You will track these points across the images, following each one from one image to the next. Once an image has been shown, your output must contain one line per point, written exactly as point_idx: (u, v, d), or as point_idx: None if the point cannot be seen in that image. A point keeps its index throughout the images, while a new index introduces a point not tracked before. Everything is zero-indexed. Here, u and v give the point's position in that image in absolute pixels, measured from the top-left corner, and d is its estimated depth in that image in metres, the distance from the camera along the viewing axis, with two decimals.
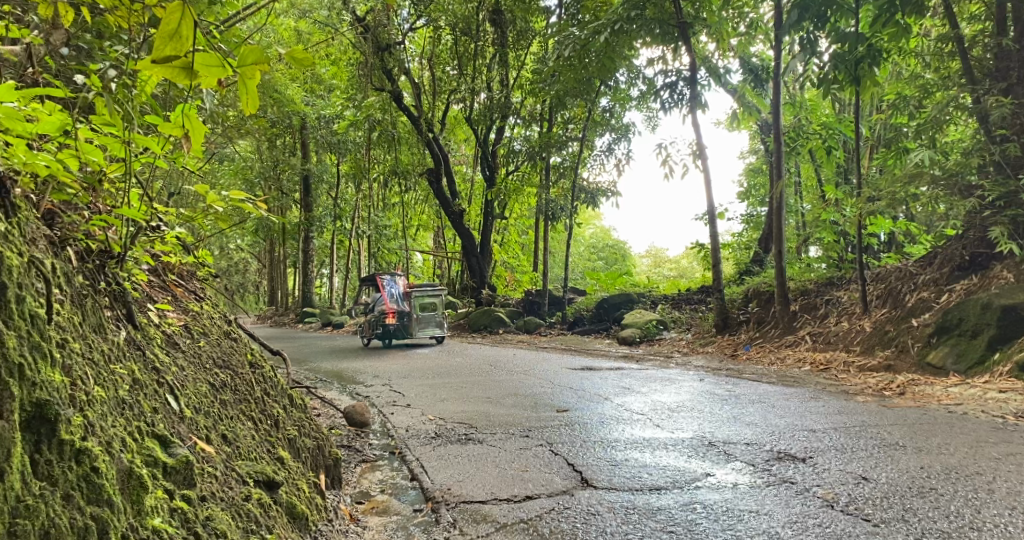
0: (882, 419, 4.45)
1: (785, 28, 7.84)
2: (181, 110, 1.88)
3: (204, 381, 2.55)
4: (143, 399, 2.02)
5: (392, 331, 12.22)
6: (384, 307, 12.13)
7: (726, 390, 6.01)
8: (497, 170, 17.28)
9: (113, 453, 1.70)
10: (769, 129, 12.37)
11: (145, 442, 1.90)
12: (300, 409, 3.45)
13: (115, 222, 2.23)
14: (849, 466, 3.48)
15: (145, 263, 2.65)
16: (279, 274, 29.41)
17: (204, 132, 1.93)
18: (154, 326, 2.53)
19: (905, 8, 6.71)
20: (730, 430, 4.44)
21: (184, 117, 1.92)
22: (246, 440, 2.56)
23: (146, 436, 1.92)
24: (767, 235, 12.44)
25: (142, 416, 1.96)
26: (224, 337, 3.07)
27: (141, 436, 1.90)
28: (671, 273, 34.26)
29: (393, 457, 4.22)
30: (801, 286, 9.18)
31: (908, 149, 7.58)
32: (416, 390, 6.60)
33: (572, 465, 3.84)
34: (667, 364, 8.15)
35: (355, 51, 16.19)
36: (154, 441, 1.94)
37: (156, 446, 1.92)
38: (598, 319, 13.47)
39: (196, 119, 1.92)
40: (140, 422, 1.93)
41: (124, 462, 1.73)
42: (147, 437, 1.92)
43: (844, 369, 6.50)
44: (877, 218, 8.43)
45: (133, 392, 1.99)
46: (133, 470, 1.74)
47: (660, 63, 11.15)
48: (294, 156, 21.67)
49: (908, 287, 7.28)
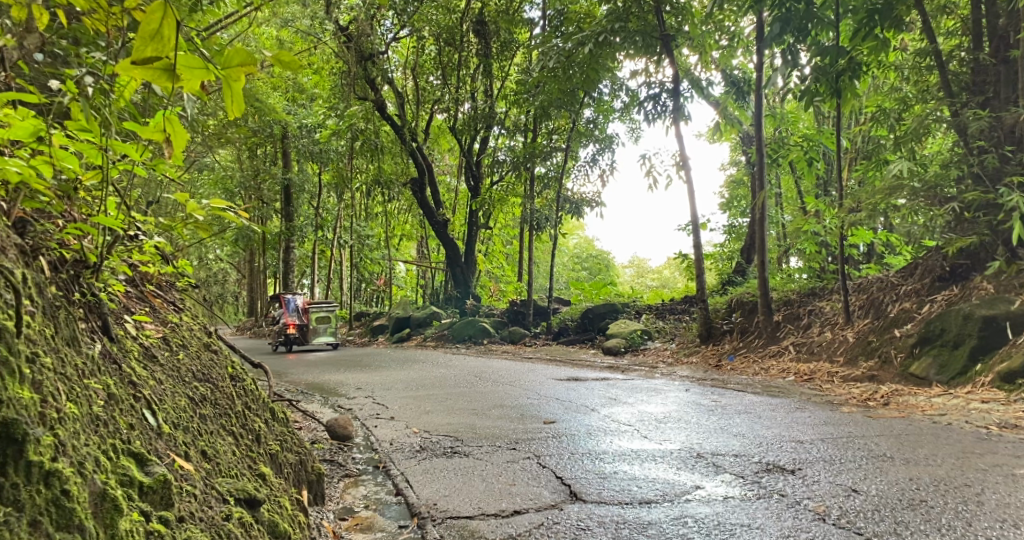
0: (868, 430, 4.45)
1: (767, 41, 7.86)
2: (164, 116, 1.81)
3: (183, 395, 2.47)
4: (119, 415, 1.94)
5: (292, 340, 14.25)
6: (285, 320, 14.18)
7: (712, 400, 5.98)
8: (481, 180, 17.26)
9: (85, 475, 1.61)
10: (750, 140, 12.48)
11: (121, 460, 1.81)
12: (281, 422, 3.38)
13: (92, 231, 2.16)
14: (839, 478, 3.46)
15: (121, 271, 2.58)
16: (259, 284, 29.10)
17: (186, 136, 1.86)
18: (132, 338, 2.45)
19: (884, 22, 6.78)
20: (718, 441, 4.41)
21: (165, 123, 1.85)
22: (227, 457, 2.48)
23: (123, 454, 1.84)
24: (749, 246, 12.52)
25: (118, 432, 1.88)
26: (204, 349, 2.97)
27: (117, 454, 1.81)
28: (654, 283, 34.49)
29: (377, 472, 4.14)
30: (784, 297, 9.23)
31: (886, 161, 7.63)
32: (399, 402, 6.52)
33: (561, 478, 3.79)
34: (652, 374, 8.14)
35: (338, 59, 16.14)
36: (130, 460, 1.85)
37: (132, 464, 1.84)
38: (583, 329, 13.46)
39: (177, 121, 1.84)
40: (116, 439, 1.85)
41: (97, 483, 1.64)
42: (123, 456, 1.83)
43: (828, 379, 6.52)
44: (858, 229, 8.52)
45: (108, 407, 1.91)
46: (106, 494, 1.65)
47: (644, 74, 11.24)
48: (275, 165, 21.52)
49: (890, 298, 7.34)
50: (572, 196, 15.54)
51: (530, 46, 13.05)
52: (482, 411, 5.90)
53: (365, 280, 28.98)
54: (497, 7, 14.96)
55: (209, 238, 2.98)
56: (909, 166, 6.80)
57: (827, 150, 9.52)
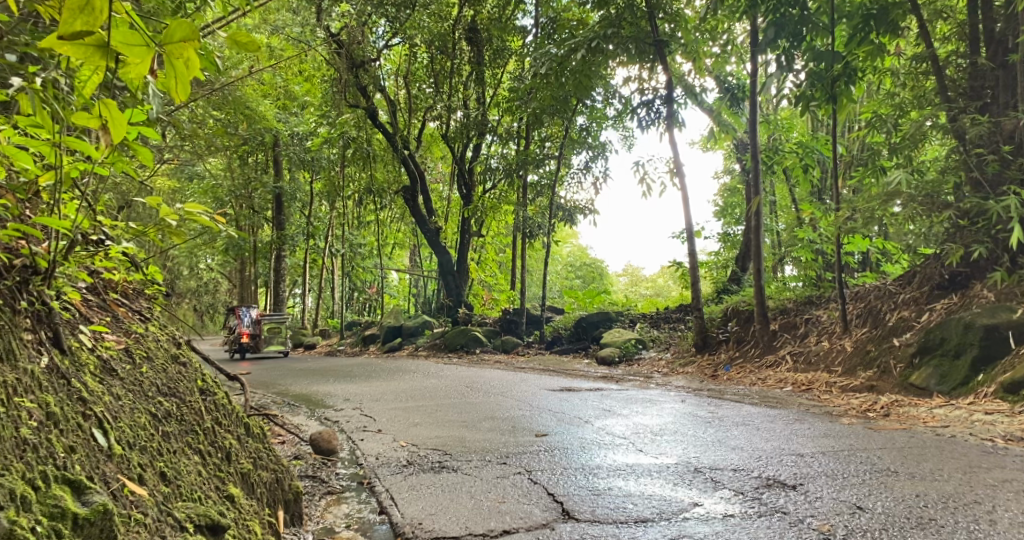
0: (870, 442, 4.29)
1: (762, 47, 7.79)
2: (100, 101, 1.77)
3: (144, 411, 2.31)
4: (56, 439, 1.78)
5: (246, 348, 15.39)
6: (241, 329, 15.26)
7: (708, 412, 5.83)
8: (473, 189, 17.07)
9: None
10: (745, 148, 12.36)
11: (52, 490, 1.65)
12: (257, 438, 3.19)
13: (35, 232, 2.00)
14: (843, 494, 3.30)
15: (80, 276, 2.43)
16: (248, 294, 28.78)
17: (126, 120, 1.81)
18: (88, 350, 2.29)
19: (880, 28, 6.78)
20: (716, 455, 4.25)
21: (105, 109, 1.79)
22: (191, 478, 2.30)
23: (56, 482, 1.68)
24: (744, 254, 12.42)
25: (50, 458, 1.72)
26: (172, 362, 2.79)
27: (46, 483, 1.65)
28: (647, 293, 34.34)
29: (361, 489, 3.96)
30: (780, 305, 9.10)
31: (884, 168, 7.50)
32: (388, 414, 6.34)
33: (553, 495, 3.62)
34: (647, 384, 7.96)
35: (329, 67, 16.03)
36: (65, 489, 1.69)
37: (67, 494, 1.68)
38: (577, 338, 13.32)
39: (115, 108, 1.80)
40: (47, 466, 1.69)
41: (3, 522, 1.45)
42: (56, 485, 1.67)
43: (827, 390, 6.37)
44: (853, 237, 8.41)
45: (41, 430, 1.75)
46: (15, 534, 1.47)
47: (637, 81, 11.15)
48: (266, 174, 21.37)
49: (888, 306, 7.21)
50: (566, 204, 15.42)
51: (523, 53, 12.95)
52: (473, 423, 5.72)
53: (356, 289, 28.70)
54: (490, 15, 14.95)
55: (182, 246, 2.87)
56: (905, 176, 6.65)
57: (823, 156, 9.42)
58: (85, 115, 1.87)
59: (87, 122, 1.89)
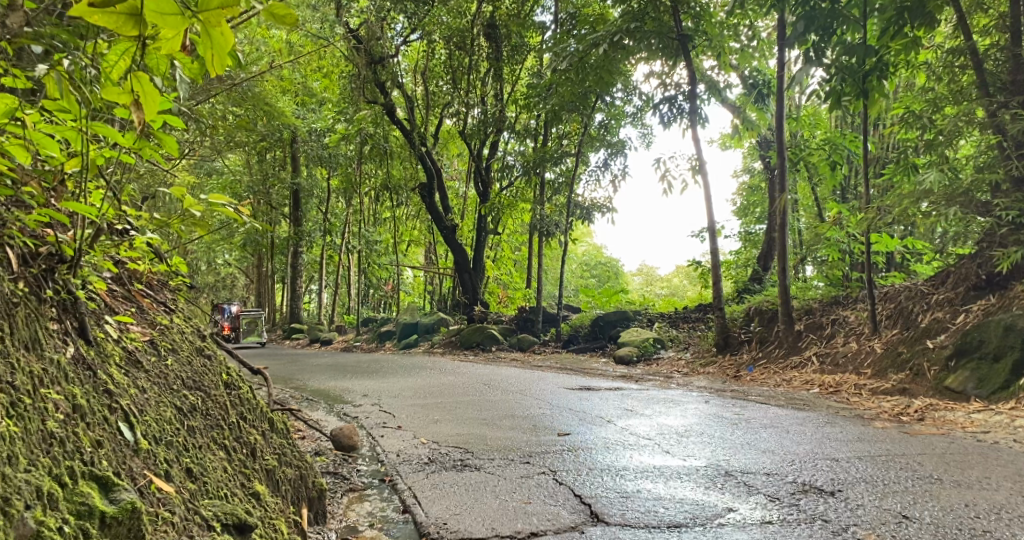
0: (909, 447, 4.15)
1: (790, 39, 7.60)
2: (133, 75, 1.74)
3: (170, 405, 2.24)
4: (83, 433, 1.71)
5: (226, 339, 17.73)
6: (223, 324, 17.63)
7: (734, 413, 5.70)
8: (490, 186, 16.90)
9: (11, 515, 1.36)
10: (767, 145, 12.13)
11: (79, 487, 1.59)
12: (280, 434, 3.12)
13: (59, 218, 1.94)
14: (886, 502, 3.18)
15: (105, 265, 2.37)
16: (265, 290, 28.92)
17: (159, 97, 1.80)
18: (113, 341, 2.22)
19: (914, 21, 6.36)
20: (747, 459, 4.12)
21: (136, 83, 1.79)
22: (217, 475, 2.23)
23: (83, 479, 1.61)
24: (766, 253, 12.24)
25: (77, 453, 1.64)
26: (196, 354, 2.71)
27: (74, 480, 1.58)
28: (663, 292, 34.00)
29: (382, 486, 3.88)
30: (805, 305, 8.92)
31: (917, 166, 7.32)
32: (407, 411, 6.27)
33: (580, 497, 3.52)
34: (668, 384, 7.84)
35: (346, 63, 15.99)
36: (92, 485, 1.62)
37: (94, 491, 1.61)
38: (594, 337, 13.24)
39: (147, 81, 1.77)
40: (73, 461, 1.62)
41: (29, 524, 1.39)
42: (83, 481, 1.60)
43: (856, 392, 6.22)
44: (882, 236, 8.21)
45: (68, 424, 1.68)
46: (41, 535, 1.40)
47: (658, 77, 11.02)
48: (283, 170, 21.45)
49: (920, 307, 7.03)
50: (583, 202, 15.28)
51: (543, 50, 12.83)
52: (493, 421, 5.62)
53: (371, 285, 28.66)
54: (508, 10, 14.86)
55: (206, 237, 2.87)
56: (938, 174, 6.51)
57: (852, 154, 9.24)
58: (116, 91, 1.86)
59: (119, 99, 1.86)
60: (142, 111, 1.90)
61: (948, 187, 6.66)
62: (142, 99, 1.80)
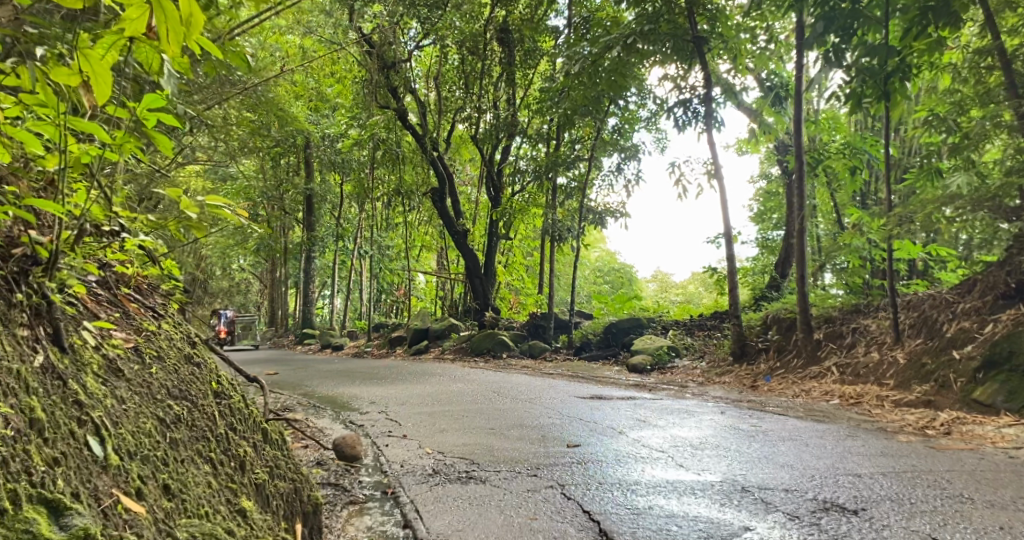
0: (937, 464, 3.94)
1: (809, 41, 7.40)
2: (80, 50, 1.84)
3: (152, 416, 2.13)
4: (36, 451, 1.59)
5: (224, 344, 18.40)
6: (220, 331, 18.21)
7: (751, 425, 5.50)
8: (502, 191, 16.77)
9: None
10: (785, 149, 11.89)
11: (23, 513, 1.47)
12: (275, 445, 2.98)
13: (27, 213, 1.84)
14: (914, 523, 2.99)
15: (87, 269, 2.27)
16: (279, 295, 28.97)
17: (109, 76, 1.88)
18: (92, 349, 2.10)
19: (939, 21, 6.14)
20: (764, 473, 3.93)
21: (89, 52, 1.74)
22: (198, 491, 2.11)
23: (29, 504, 1.49)
24: (784, 259, 12.00)
25: (24, 474, 1.52)
26: (185, 362, 2.59)
27: (15, 505, 1.47)
28: (678, 298, 33.61)
29: (384, 499, 3.74)
30: (824, 313, 8.68)
31: (940, 170, 7.08)
32: (414, 419, 6.13)
33: (588, 513, 3.36)
34: (683, 394, 7.63)
35: (359, 68, 15.96)
36: (39, 510, 1.50)
37: (41, 517, 1.49)
38: (606, 344, 13.06)
39: (99, 60, 1.86)
40: (18, 483, 1.50)
41: None
42: (29, 506, 1.49)
43: (878, 404, 6.00)
44: (904, 243, 7.96)
45: (18, 441, 1.57)
46: None
47: (673, 81, 10.84)
48: (296, 176, 21.53)
49: (945, 316, 6.78)
50: (596, 207, 15.09)
51: (556, 53, 12.70)
52: (501, 431, 5.47)
53: (384, 290, 28.58)
54: (521, 15, 14.82)
55: (201, 240, 2.77)
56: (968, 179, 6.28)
57: (873, 159, 9.02)
58: (66, 72, 1.91)
59: (67, 81, 1.91)
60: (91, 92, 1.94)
61: (976, 191, 6.44)
62: (92, 80, 1.88)
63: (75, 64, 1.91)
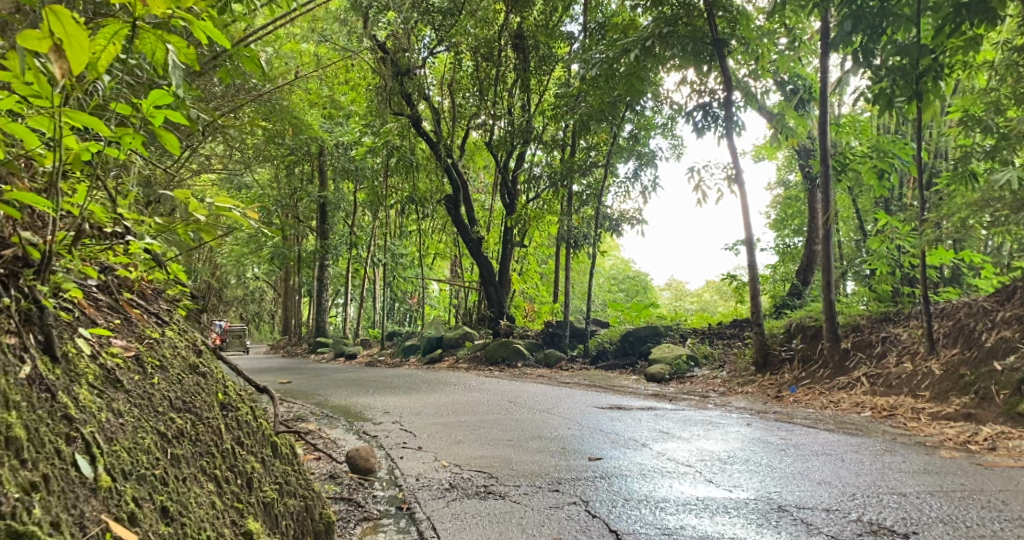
0: (987, 482, 3.72)
1: (834, 42, 7.20)
2: (49, 7, 1.69)
3: (151, 430, 1.96)
4: (11, 476, 1.43)
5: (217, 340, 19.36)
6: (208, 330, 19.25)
7: (780, 438, 5.26)
8: (517, 198, 16.60)
9: None
10: (807, 154, 11.63)
11: None
12: (285, 460, 2.80)
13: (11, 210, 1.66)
14: None
15: (86, 273, 2.11)
16: (292, 304, 28.88)
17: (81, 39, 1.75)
18: (91, 359, 1.94)
19: (973, 18, 5.83)
20: (802, 491, 3.71)
21: None
22: (201, 514, 1.94)
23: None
24: (807, 266, 11.70)
25: None
26: (189, 373, 2.41)
27: None
28: (693, 307, 33.08)
29: (400, 515, 3.56)
30: (852, 322, 8.42)
31: (976, 174, 6.84)
32: (429, 430, 5.95)
33: (616, 533, 3.16)
34: (705, 405, 7.39)
35: (374, 76, 15.89)
36: None
37: None
38: (623, 353, 12.84)
39: (71, 20, 1.72)
40: None
41: None
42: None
43: (914, 417, 5.75)
44: (937, 248, 7.69)
45: None
46: None
47: (691, 85, 10.65)
48: (311, 184, 21.52)
49: (983, 325, 6.50)
50: (612, 213, 14.87)
51: (571, 58, 12.51)
52: (520, 443, 5.27)
53: (397, 298, 28.48)
54: (535, 21, 14.68)
55: (210, 242, 2.61)
56: (1017, 175, 6.10)
57: (901, 162, 8.73)
58: (35, 36, 1.75)
59: (37, 45, 1.76)
60: (63, 59, 1.81)
61: (1019, 194, 6.18)
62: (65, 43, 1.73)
63: (44, 26, 1.75)
